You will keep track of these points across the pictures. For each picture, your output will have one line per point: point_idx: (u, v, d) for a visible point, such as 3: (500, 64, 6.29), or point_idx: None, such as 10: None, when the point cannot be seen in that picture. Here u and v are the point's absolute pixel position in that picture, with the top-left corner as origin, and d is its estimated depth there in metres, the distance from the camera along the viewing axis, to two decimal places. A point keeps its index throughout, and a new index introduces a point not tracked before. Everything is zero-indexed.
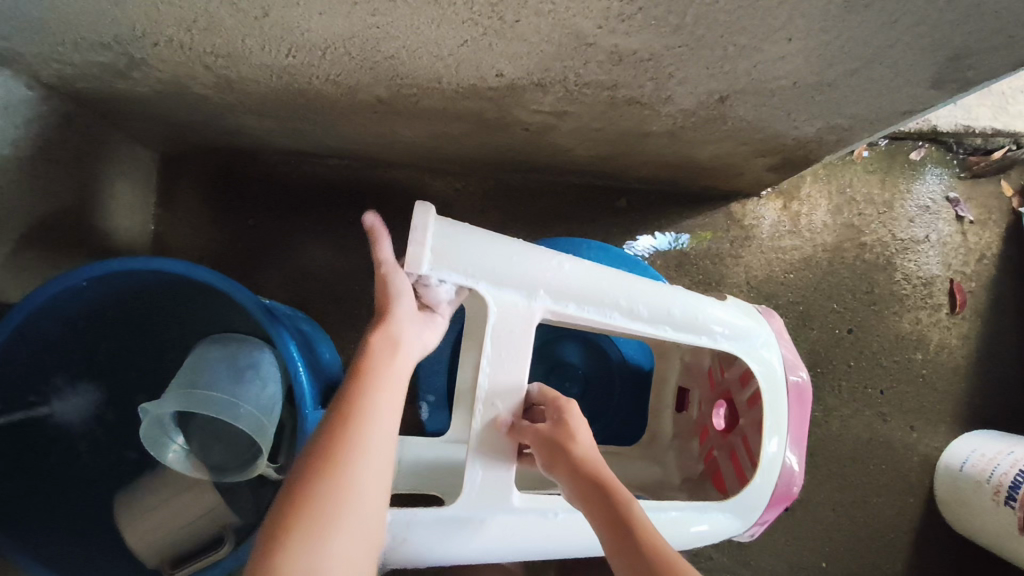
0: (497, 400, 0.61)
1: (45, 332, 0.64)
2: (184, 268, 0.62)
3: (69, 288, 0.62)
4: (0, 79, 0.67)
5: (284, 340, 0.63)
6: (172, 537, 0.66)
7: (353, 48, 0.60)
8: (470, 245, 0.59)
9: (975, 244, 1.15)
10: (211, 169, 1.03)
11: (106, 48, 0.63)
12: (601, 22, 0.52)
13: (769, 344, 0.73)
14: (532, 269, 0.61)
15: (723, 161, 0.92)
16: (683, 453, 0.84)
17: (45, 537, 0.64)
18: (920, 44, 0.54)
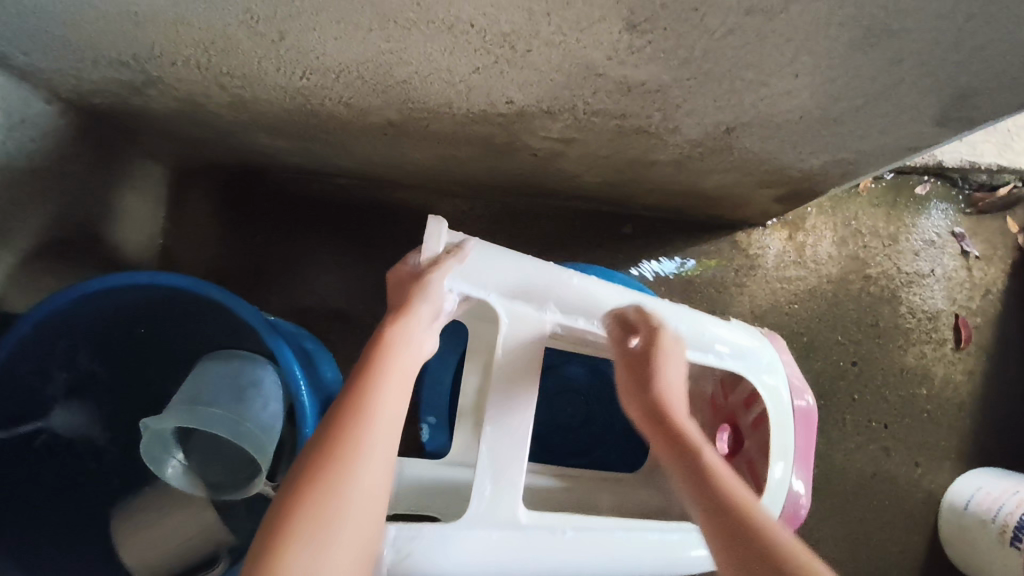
0: (510, 412, 0.60)
1: (51, 343, 0.64)
2: (191, 283, 0.63)
3: (77, 300, 0.62)
4: (19, 93, 0.68)
5: (287, 357, 0.63)
6: (166, 553, 0.66)
7: (366, 72, 0.62)
8: (485, 258, 0.60)
9: (979, 279, 1.15)
10: (222, 185, 1.04)
11: (124, 66, 0.65)
12: (611, 54, 0.53)
13: (774, 369, 0.73)
14: (544, 283, 0.62)
15: (729, 191, 0.93)
16: None
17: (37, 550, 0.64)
18: (924, 84, 0.55)
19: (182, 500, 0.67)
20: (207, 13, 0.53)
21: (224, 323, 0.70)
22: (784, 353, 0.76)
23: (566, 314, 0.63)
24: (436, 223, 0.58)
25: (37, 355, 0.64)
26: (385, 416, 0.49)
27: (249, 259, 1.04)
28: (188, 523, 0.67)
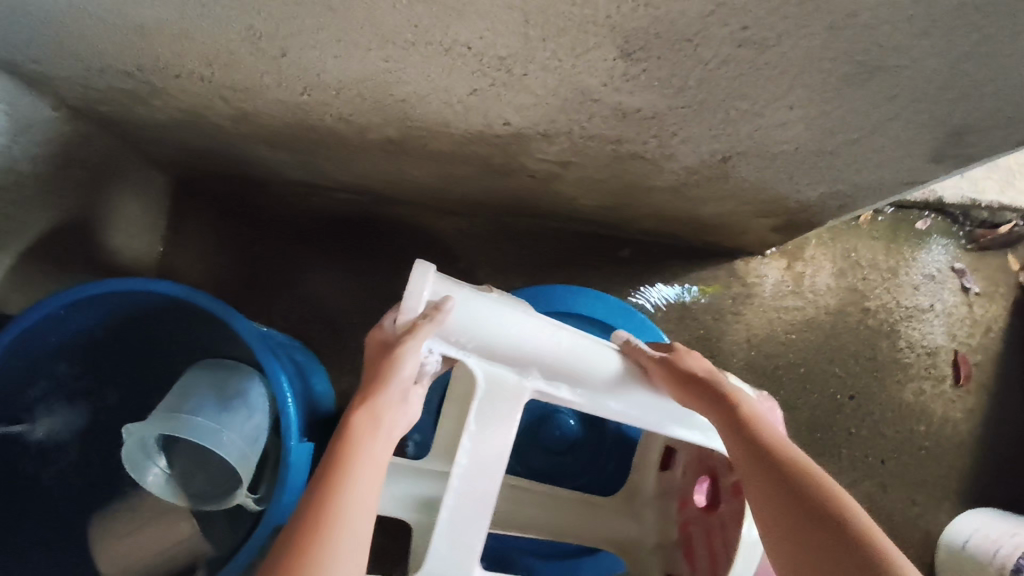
0: (476, 477, 0.60)
1: (40, 347, 0.64)
2: (183, 291, 0.63)
3: (69, 305, 0.62)
4: (26, 99, 0.69)
5: (275, 369, 0.63)
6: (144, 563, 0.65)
7: (365, 90, 0.62)
8: (469, 318, 0.57)
9: (980, 316, 1.14)
10: (224, 196, 1.05)
11: (129, 76, 0.66)
12: (606, 80, 0.54)
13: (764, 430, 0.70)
14: (529, 347, 0.60)
15: (726, 219, 0.93)
16: (663, 510, 0.79)
17: None
18: (919, 120, 0.55)
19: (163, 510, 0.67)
20: (211, 28, 0.54)
21: (213, 333, 0.70)
22: (779, 421, 0.71)
23: (546, 377, 0.62)
24: (421, 275, 0.54)
25: (25, 358, 0.64)
26: (358, 511, 0.49)
27: (248, 270, 1.05)
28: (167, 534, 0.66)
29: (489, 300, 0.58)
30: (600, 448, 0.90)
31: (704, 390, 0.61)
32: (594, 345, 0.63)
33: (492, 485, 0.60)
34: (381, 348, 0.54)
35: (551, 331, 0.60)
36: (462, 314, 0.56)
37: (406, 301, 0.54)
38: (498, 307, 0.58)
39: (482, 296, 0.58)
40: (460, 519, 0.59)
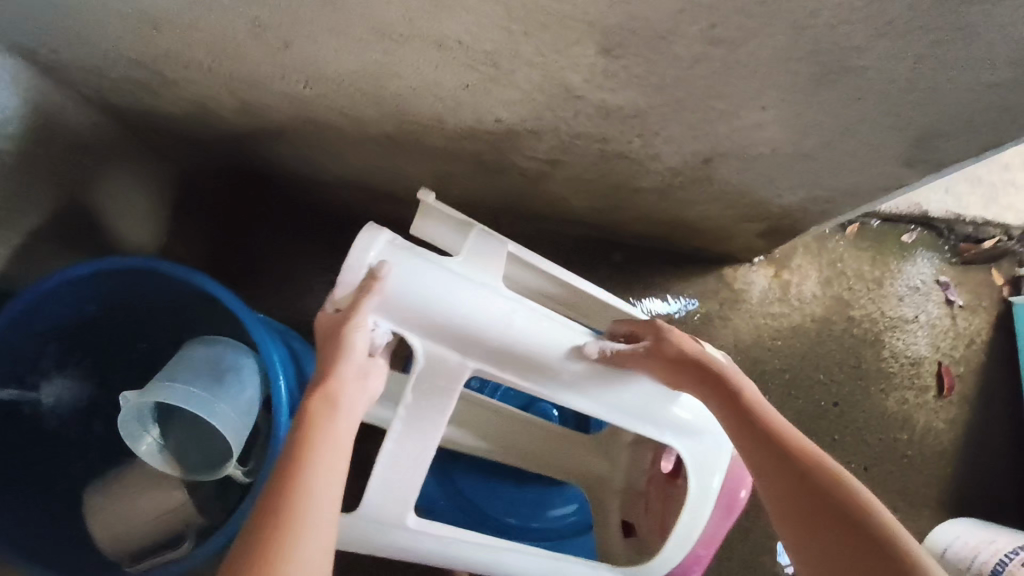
0: (406, 441, 0.61)
1: (44, 321, 0.67)
2: (182, 271, 0.66)
3: (74, 280, 0.65)
4: (39, 86, 0.72)
5: (267, 347, 0.66)
6: (133, 533, 0.68)
7: (362, 83, 0.66)
8: (407, 286, 0.59)
9: (964, 329, 1.15)
10: (226, 190, 1.08)
11: (139, 66, 0.69)
12: (589, 77, 0.57)
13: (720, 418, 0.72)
14: (466, 322, 0.61)
15: (712, 223, 0.96)
16: (636, 455, 0.82)
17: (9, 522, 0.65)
18: (886, 123, 0.58)
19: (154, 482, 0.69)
20: (216, 19, 0.57)
21: (213, 313, 0.72)
22: None
23: (488, 358, 0.63)
24: (365, 241, 0.59)
25: (29, 332, 0.66)
26: (324, 487, 0.49)
27: (248, 262, 1.08)
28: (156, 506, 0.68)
29: (439, 277, 0.61)
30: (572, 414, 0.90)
31: (701, 374, 0.63)
32: (543, 323, 0.65)
33: (423, 452, 0.62)
34: (330, 324, 0.57)
35: (493, 306, 0.62)
36: (400, 280, 0.59)
37: (350, 262, 0.59)
38: (442, 277, 0.61)
39: (427, 265, 0.61)
40: (394, 475, 0.62)
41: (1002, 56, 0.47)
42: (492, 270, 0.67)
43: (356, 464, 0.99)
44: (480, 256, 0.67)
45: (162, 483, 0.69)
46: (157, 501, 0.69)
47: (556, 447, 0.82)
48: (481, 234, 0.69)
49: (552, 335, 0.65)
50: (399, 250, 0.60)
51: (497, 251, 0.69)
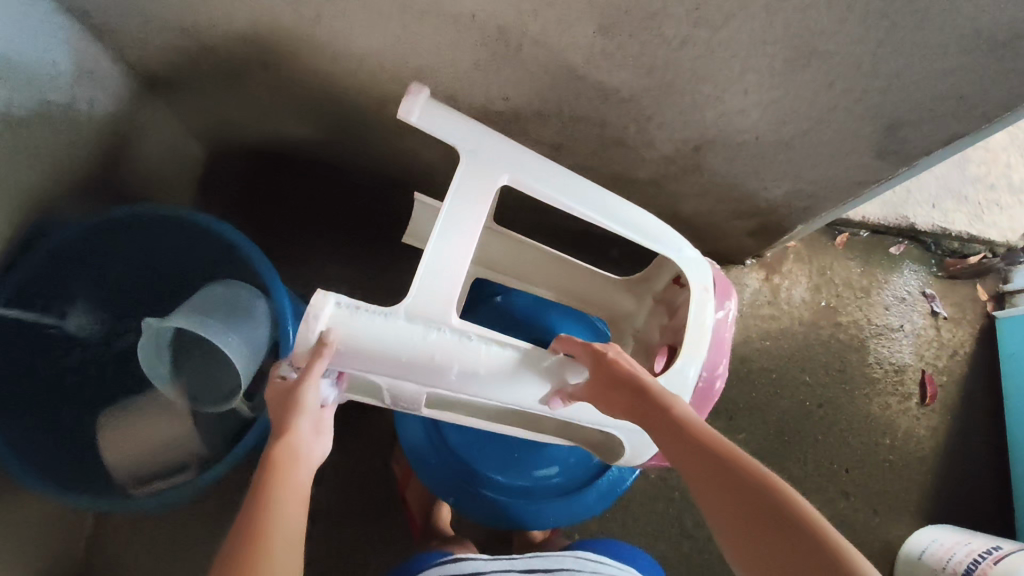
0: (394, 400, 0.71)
1: (77, 259, 0.73)
2: (206, 221, 0.73)
3: (109, 223, 0.72)
4: (91, 51, 0.79)
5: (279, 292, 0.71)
6: (142, 459, 0.75)
7: (385, 59, 0.72)
8: (354, 344, 0.61)
9: (948, 340, 1.19)
10: (250, 169, 1.15)
11: (183, 35, 0.76)
12: (588, 56, 0.63)
13: (706, 330, 0.74)
14: (414, 368, 0.64)
15: (706, 220, 1.01)
16: (653, 313, 0.88)
17: (29, 442, 0.70)
18: (856, 111, 0.64)
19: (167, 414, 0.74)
20: None
21: (229, 263, 0.78)
22: (726, 345, 0.77)
23: (450, 388, 0.67)
24: (309, 315, 0.59)
25: (63, 268, 0.73)
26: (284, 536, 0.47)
27: (265, 237, 1.14)
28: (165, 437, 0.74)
29: (387, 331, 0.62)
30: None
31: (646, 399, 0.61)
32: (490, 357, 0.66)
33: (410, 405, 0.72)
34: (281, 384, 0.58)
35: (438, 353, 0.64)
36: (343, 343, 0.61)
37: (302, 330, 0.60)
38: (387, 331, 0.62)
39: (370, 324, 0.61)
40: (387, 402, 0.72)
41: (952, 44, 0.52)
42: (449, 289, 0.62)
43: (352, 433, 1.03)
44: (442, 255, 0.62)
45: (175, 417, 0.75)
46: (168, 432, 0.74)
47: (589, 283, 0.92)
48: (467, 175, 0.64)
49: (500, 366, 0.66)
50: (339, 313, 0.60)
51: (477, 212, 0.64)
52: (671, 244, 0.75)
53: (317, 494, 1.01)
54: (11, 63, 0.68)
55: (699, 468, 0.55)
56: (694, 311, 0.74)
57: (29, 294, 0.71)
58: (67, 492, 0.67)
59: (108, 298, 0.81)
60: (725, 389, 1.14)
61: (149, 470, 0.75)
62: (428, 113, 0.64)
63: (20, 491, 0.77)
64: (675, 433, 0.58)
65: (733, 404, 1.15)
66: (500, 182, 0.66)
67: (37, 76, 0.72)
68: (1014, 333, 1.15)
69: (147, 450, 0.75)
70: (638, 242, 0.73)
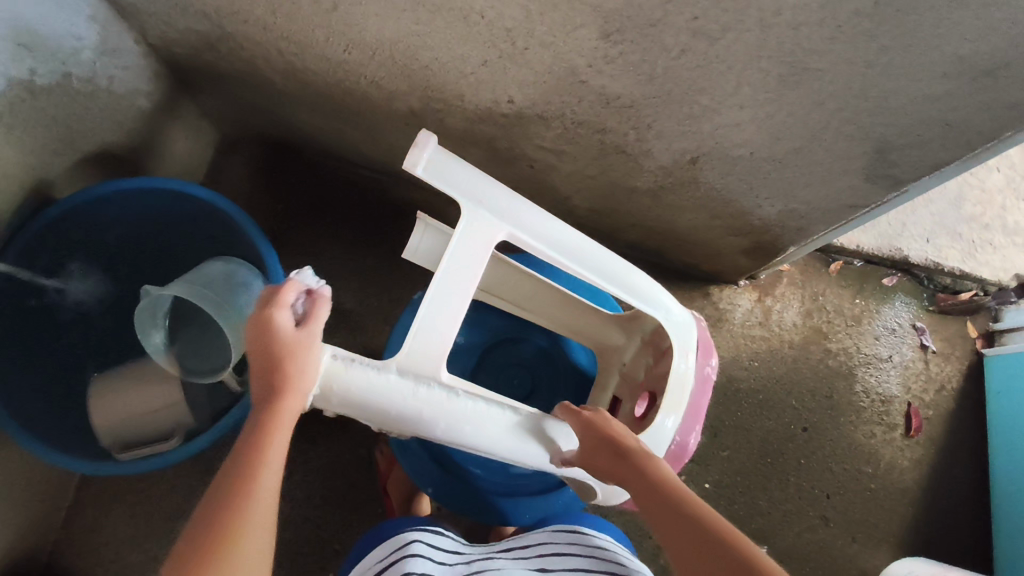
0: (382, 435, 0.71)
1: (83, 226, 0.76)
2: (211, 197, 0.75)
3: (118, 193, 0.74)
4: (118, 30, 0.82)
5: (275, 270, 0.73)
6: (128, 425, 0.75)
7: (397, 53, 0.75)
8: (344, 397, 0.60)
9: (936, 374, 1.20)
10: (260, 156, 1.18)
11: (205, 18, 0.79)
12: (591, 61, 0.66)
13: (686, 383, 0.72)
14: (401, 421, 0.63)
15: (701, 235, 1.03)
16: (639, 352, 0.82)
17: (23, 398, 0.72)
18: (846, 131, 0.66)
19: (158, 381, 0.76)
20: None
21: (229, 239, 0.80)
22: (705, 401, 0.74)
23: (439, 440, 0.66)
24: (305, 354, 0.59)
25: (71, 231, 0.75)
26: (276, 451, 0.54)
27: (268, 223, 1.16)
28: (154, 402, 0.76)
29: (377, 384, 0.60)
30: (555, 373, 0.93)
31: (620, 456, 0.62)
32: (482, 412, 0.65)
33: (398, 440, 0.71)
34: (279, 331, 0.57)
35: (426, 409, 0.62)
36: (336, 391, 0.60)
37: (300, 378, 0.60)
38: (383, 382, 0.61)
39: (366, 375, 0.60)
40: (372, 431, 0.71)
41: (938, 69, 0.55)
42: (442, 340, 0.62)
43: (339, 421, 1.04)
44: (439, 308, 0.62)
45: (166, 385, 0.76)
46: (156, 398, 0.76)
47: (574, 311, 0.86)
48: (468, 231, 0.64)
49: (493, 422, 0.65)
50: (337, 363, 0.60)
51: (474, 271, 0.64)
52: (654, 302, 0.73)
53: (300, 479, 1.02)
54: (41, 32, 0.70)
55: (669, 525, 0.55)
56: (677, 360, 0.72)
57: (36, 254, 0.73)
58: (56, 448, 0.69)
59: (107, 264, 0.83)
60: (710, 406, 1.15)
61: (132, 437, 0.75)
62: (432, 163, 0.64)
63: (9, 449, 0.79)
64: (648, 492, 0.58)
65: (717, 421, 1.15)
66: (497, 238, 0.65)
67: (64, 48, 0.74)
68: (1002, 371, 1.15)
69: (133, 418, 0.75)
70: (624, 297, 0.72)
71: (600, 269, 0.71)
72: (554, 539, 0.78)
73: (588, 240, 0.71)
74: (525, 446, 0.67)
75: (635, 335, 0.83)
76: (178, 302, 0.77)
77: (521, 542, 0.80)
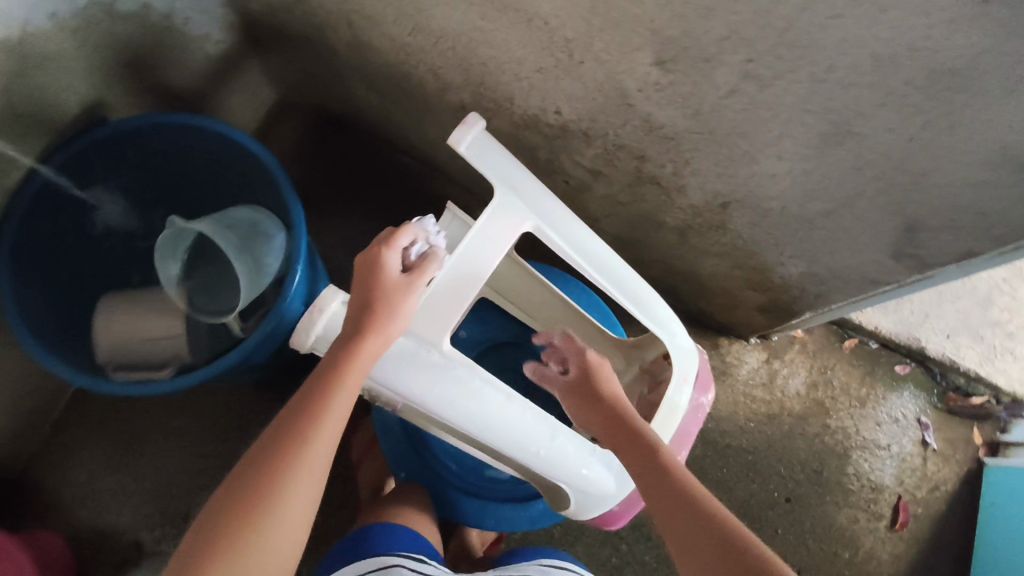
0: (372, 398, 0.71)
1: (129, 150, 0.79)
2: (252, 145, 0.77)
3: (167, 125, 0.77)
4: None
5: (299, 225, 0.75)
6: (125, 347, 0.77)
7: (459, 44, 0.78)
8: None
9: (932, 473, 1.17)
10: (311, 124, 1.22)
11: None
12: (641, 86, 0.67)
13: (678, 413, 0.72)
14: (394, 380, 0.64)
15: (720, 284, 1.03)
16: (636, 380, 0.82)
17: (37, 300, 0.75)
18: (879, 202, 0.66)
19: (165, 310, 0.78)
20: None
21: (261, 188, 0.82)
22: (690, 430, 0.76)
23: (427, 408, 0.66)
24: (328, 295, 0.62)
25: (117, 153, 0.78)
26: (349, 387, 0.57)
27: (305, 188, 1.19)
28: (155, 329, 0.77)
29: None
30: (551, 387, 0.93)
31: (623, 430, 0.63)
32: (476, 393, 0.65)
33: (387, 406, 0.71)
34: (380, 294, 0.58)
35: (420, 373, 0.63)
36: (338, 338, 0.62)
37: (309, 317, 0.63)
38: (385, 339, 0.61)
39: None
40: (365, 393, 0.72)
41: (978, 155, 0.55)
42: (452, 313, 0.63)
43: None
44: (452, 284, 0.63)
45: (170, 315, 0.78)
46: (159, 325, 0.77)
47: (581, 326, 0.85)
48: (496, 217, 0.64)
49: (484, 407, 0.65)
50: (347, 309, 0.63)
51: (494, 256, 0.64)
52: (664, 326, 0.73)
53: None
54: None
55: (665, 508, 0.56)
56: (673, 390, 0.72)
57: (79, 167, 0.76)
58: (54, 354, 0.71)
59: (142, 192, 0.86)
60: (697, 455, 1.14)
61: (128, 362, 0.76)
62: (477, 144, 0.63)
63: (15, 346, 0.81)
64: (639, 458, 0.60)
65: (701, 472, 1.14)
66: (523, 228, 0.65)
67: None
68: (1000, 486, 1.12)
69: (134, 343, 0.77)
70: (635, 314, 0.72)
71: (616, 281, 0.71)
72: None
73: (610, 250, 0.71)
74: (512, 434, 0.68)
75: (634, 363, 0.82)
76: (208, 244, 0.81)
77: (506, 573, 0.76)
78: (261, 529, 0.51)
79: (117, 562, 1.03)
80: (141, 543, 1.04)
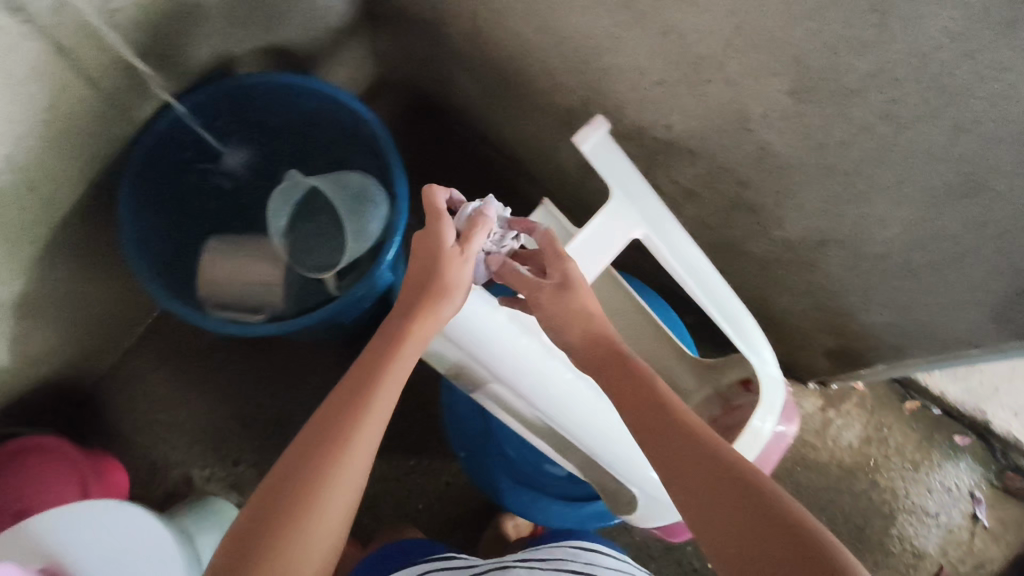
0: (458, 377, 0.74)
1: (252, 104, 0.83)
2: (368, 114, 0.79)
3: (291, 85, 0.81)
4: None
5: (401, 198, 0.77)
6: (222, 288, 0.80)
7: (582, 49, 0.80)
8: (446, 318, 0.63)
9: (978, 549, 1.13)
10: (407, 107, 1.25)
11: None
12: (765, 112, 0.68)
13: (760, 438, 0.70)
14: (489, 358, 0.66)
15: (793, 322, 1.02)
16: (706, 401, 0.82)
17: (147, 231, 0.79)
18: (992, 261, 0.65)
19: (262, 259, 0.81)
20: None
21: (368, 153, 0.84)
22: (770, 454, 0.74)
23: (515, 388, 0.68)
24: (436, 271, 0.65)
25: (241, 105, 0.82)
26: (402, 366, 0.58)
27: None
28: (252, 275, 0.80)
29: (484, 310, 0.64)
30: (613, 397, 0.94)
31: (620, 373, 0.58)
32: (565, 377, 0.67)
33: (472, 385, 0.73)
34: (433, 276, 0.60)
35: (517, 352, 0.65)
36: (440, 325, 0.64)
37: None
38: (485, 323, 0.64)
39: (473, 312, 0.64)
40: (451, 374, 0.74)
41: None
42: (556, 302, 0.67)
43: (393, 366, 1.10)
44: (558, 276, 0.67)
45: (265, 266, 0.81)
46: (256, 272, 0.81)
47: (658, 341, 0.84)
48: (610, 220, 0.66)
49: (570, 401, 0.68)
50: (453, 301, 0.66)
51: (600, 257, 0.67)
52: (754, 347, 0.72)
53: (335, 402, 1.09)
54: None
55: (676, 464, 0.51)
56: (757, 416, 0.70)
57: (205, 113, 0.80)
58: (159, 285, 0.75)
59: (256, 144, 0.89)
60: None
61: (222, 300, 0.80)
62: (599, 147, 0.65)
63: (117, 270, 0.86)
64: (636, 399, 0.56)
65: None
66: (632, 234, 0.67)
67: None
68: None
69: (233, 285, 0.80)
70: (727, 330, 0.72)
71: (712, 297, 0.71)
72: (568, 558, 0.75)
73: (711, 267, 0.71)
74: (593, 427, 0.68)
75: (707, 384, 0.81)
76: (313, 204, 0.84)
77: (535, 555, 0.75)
78: (311, 505, 0.48)
79: (167, 493, 1.07)
80: (191, 478, 1.07)
